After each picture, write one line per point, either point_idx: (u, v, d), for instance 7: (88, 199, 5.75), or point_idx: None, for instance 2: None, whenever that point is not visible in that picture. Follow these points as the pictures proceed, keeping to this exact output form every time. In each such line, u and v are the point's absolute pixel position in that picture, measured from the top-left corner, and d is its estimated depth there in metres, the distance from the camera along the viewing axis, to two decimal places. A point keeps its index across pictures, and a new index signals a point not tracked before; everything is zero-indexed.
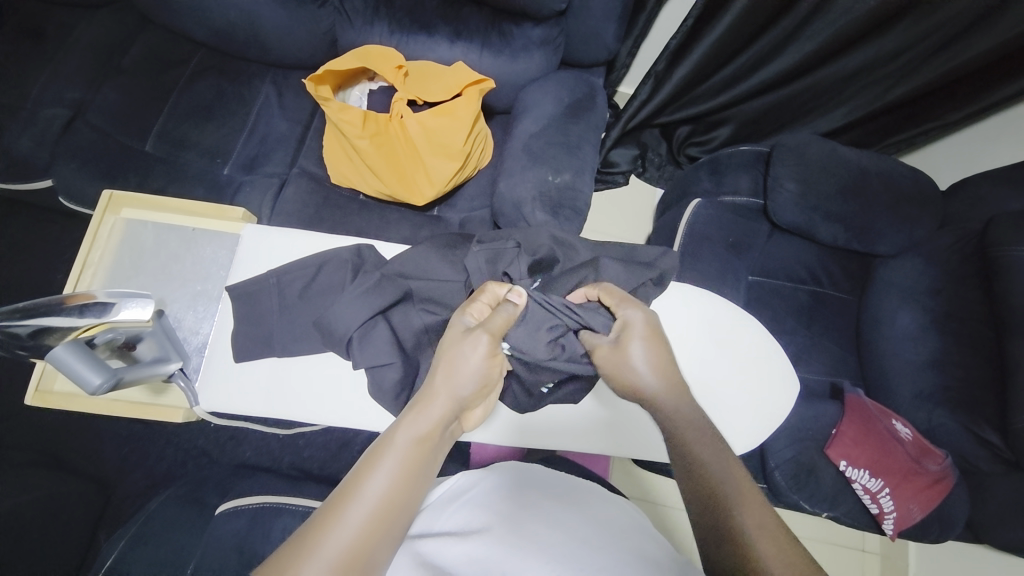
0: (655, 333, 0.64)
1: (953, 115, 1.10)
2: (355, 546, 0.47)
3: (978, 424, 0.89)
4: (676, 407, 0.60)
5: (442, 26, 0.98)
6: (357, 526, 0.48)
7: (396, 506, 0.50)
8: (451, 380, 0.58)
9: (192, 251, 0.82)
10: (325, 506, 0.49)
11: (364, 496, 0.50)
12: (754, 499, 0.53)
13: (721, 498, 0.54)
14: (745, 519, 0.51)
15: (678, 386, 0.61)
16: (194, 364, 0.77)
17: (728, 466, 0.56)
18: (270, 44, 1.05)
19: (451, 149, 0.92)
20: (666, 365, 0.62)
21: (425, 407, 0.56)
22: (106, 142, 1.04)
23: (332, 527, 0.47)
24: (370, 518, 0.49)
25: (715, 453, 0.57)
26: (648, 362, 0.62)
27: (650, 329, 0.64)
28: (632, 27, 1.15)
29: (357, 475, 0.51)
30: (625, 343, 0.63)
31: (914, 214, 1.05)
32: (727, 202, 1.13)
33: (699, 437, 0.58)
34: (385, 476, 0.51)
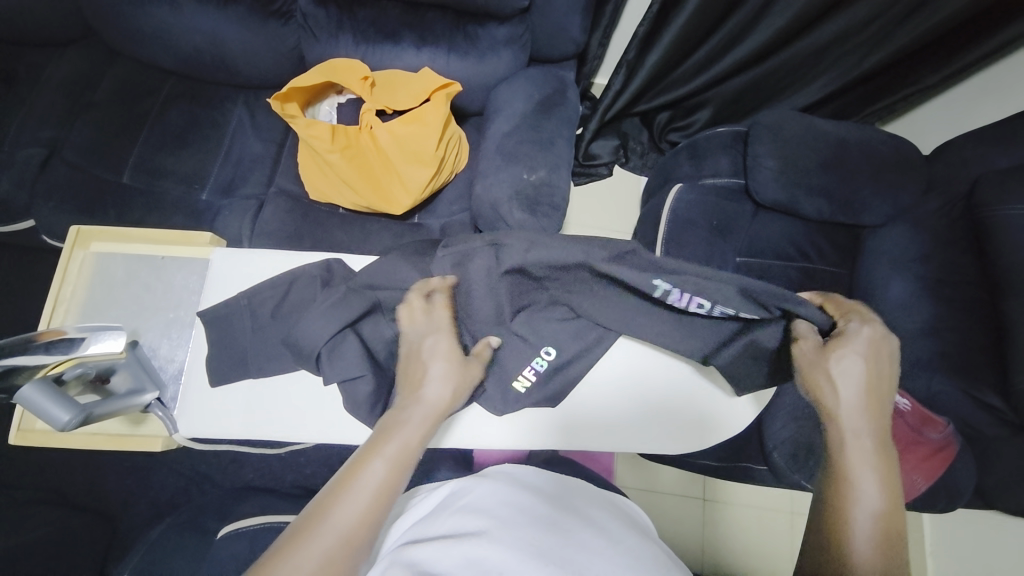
0: (873, 358, 0.63)
1: (930, 78, 1.10)
2: (360, 520, 0.52)
3: (979, 389, 0.89)
4: (868, 434, 0.60)
5: (407, 34, 0.98)
6: (358, 509, 0.53)
7: (391, 489, 0.55)
8: (435, 385, 0.64)
9: (164, 279, 0.82)
10: (329, 488, 0.55)
11: (360, 485, 0.54)
12: (889, 541, 0.55)
13: (858, 512, 0.56)
14: (862, 536, 0.55)
15: (876, 406, 0.62)
16: (171, 393, 0.77)
17: (879, 504, 0.56)
18: (238, 65, 1.06)
19: (423, 156, 0.91)
20: (883, 404, 0.62)
21: (413, 404, 0.62)
22: (83, 177, 1.04)
23: (337, 507, 0.53)
24: (367, 503, 0.54)
25: (881, 483, 0.58)
26: (864, 371, 0.63)
27: (869, 355, 0.63)
28: (599, 17, 1.14)
29: (363, 457, 0.57)
30: (853, 352, 0.63)
31: (897, 181, 1.04)
32: (708, 184, 1.12)
33: (865, 459, 0.59)
34: (382, 465, 0.56)
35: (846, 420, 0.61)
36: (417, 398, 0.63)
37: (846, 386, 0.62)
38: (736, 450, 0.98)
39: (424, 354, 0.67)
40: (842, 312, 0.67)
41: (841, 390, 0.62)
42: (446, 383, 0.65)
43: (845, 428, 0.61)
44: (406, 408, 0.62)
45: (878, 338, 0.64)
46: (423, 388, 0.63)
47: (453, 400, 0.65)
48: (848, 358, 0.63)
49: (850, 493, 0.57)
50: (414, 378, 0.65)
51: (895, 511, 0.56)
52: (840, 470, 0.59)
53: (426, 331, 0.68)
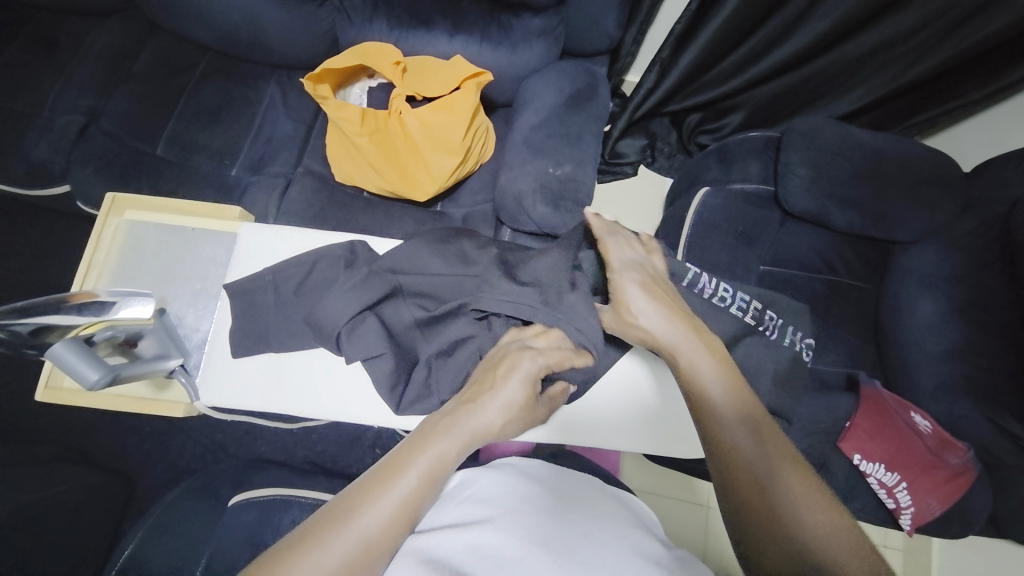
0: (653, 288, 0.65)
1: (975, 93, 1.06)
2: (384, 530, 0.48)
3: (1000, 416, 0.86)
4: (702, 366, 0.59)
5: (440, 21, 0.97)
6: (384, 518, 0.49)
7: (422, 501, 0.51)
8: (495, 406, 0.60)
9: (193, 250, 0.84)
10: (359, 484, 0.51)
11: (394, 492, 0.50)
12: (763, 433, 0.55)
13: (745, 460, 0.53)
14: (756, 459, 0.53)
15: (686, 332, 0.62)
16: (195, 361, 0.79)
17: (737, 409, 0.56)
18: (273, 44, 1.07)
19: (450, 144, 0.92)
20: (679, 315, 0.63)
21: (468, 416, 0.58)
22: (119, 147, 1.07)
23: (364, 512, 0.49)
24: (392, 514, 0.49)
25: (732, 407, 0.57)
26: (654, 307, 0.63)
27: (648, 287, 0.65)
28: (635, 14, 1.12)
29: (403, 458, 0.53)
30: (641, 283, 0.65)
31: (933, 198, 1.00)
32: (736, 189, 1.10)
33: (709, 372, 0.59)
34: (415, 477, 0.52)
35: (677, 352, 0.61)
36: (468, 414, 0.58)
37: (649, 324, 0.63)
38: None
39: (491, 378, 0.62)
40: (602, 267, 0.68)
41: (659, 328, 0.62)
42: (505, 413, 0.60)
43: (685, 366, 0.60)
44: (449, 421, 0.58)
45: (636, 270, 0.67)
46: (480, 405, 0.59)
47: (503, 431, 0.60)
48: (638, 299, 0.64)
49: (723, 446, 0.55)
50: (472, 394, 0.61)
51: (760, 422, 0.56)
52: (708, 430, 0.56)
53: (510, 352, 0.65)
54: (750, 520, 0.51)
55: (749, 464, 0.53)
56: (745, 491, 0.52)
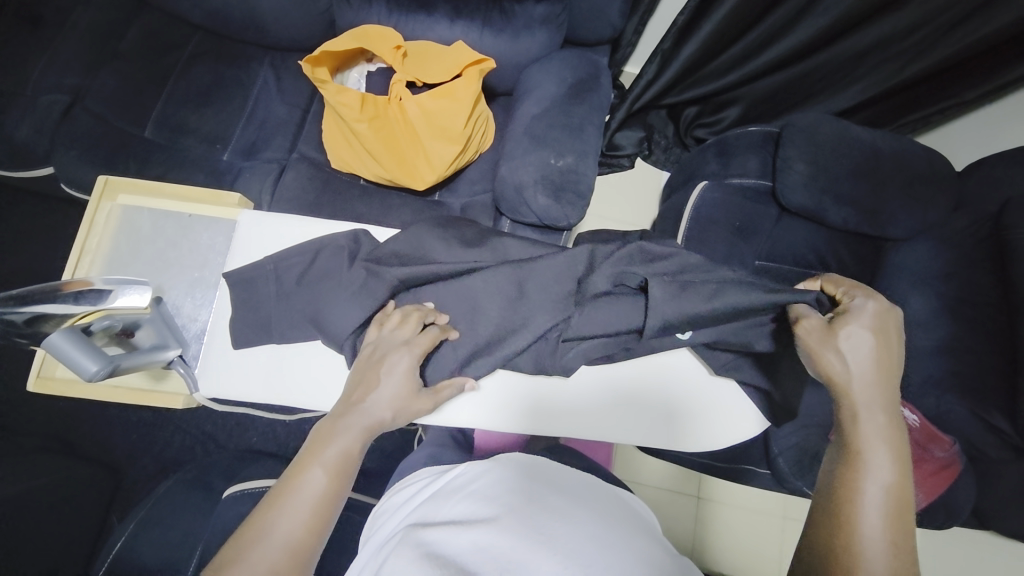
0: (886, 338, 0.63)
1: (970, 93, 1.06)
2: (301, 533, 0.51)
3: (987, 411, 0.88)
4: (875, 426, 0.59)
5: (442, 5, 0.95)
6: (301, 521, 0.52)
7: (330, 501, 0.54)
8: (371, 399, 0.61)
9: (190, 238, 0.82)
10: (268, 496, 0.54)
11: (300, 495, 0.53)
12: (900, 518, 0.54)
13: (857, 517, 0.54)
14: (872, 528, 0.53)
15: (882, 393, 0.61)
16: (193, 351, 0.78)
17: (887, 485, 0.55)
18: (267, 25, 1.04)
19: (451, 133, 0.90)
20: (891, 372, 0.61)
21: (347, 416, 0.60)
22: (105, 128, 1.03)
23: (278, 514, 0.52)
24: (308, 513, 0.53)
25: (887, 470, 0.56)
26: (874, 350, 0.62)
27: (880, 334, 0.63)
28: (638, 3, 1.11)
29: (299, 467, 0.55)
30: (875, 321, 0.63)
31: (926, 196, 1.02)
32: (734, 184, 1.10)
33: (880, 425, 0.59)
34: (319, 477, 0.55)
35: (861, 403, 0.60)
36: (357, 409, 0.61)
37: (855, 359, 0.62)
38: (738, 454, 0.99)
39: (370, 368, 0.64)
40: (841, 290, 0.68)
41: (854, 370, 0.61)
42: (389, 403, 0.62)
43: (861, 414, 0.60)
44: (346, 418, 0.60)
45: (884, 315, 0.64)
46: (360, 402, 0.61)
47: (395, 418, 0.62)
48: (859, 331, 0.63)
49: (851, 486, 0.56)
50: (358, 390, 0.62)
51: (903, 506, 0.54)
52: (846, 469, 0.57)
53: (375, 342, 0.67)
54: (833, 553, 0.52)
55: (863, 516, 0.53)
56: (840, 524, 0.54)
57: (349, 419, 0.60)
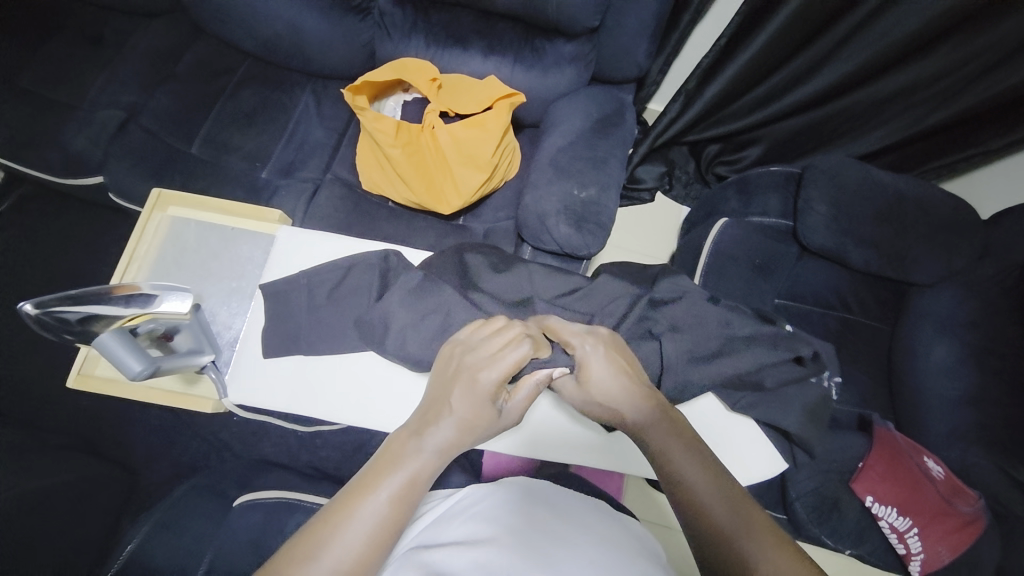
0: (613, 353, 0.67)
1: (995, 142, 1.07)
2: (361, 554, 0.50)
3: (1014, 466, 0.86)
4: (662, 434, 0.61)
5: (477, 41, 1.01)
6: (358, 546, 0.51)
7: (394, 523, 0.52)
8: (449, 421, 0.60)
9: (230, 249, 0.86)
10: (327, 510, 0.53)
11: (364, 514, 0.52)
12: (729, 491, 0.55)
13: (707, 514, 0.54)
14: (721, 515, 0.53)
15: (647, 396, 0.64)
16: (225, 357, 0.80)
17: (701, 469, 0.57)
18: (312, 54, 1.11)
19: (479, 161, 0.94)
20: (635, 380, 0.65)
21: (421, 437, 0.59)
22: (156, 143, 1.10)
23: (336, 531, 0.51)
24: (369, 535, 0.51)
25: (695, 463, 0.58)
26: (614, 375, 0.65)
27: (610, 354, 0.67)
28: (664, 45, 1.15)
29: (363, 484, 0.55)
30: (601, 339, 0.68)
31: (952, 242, 1.01)
32: (755, 222, 1.11)
33: (661, 430, 0.61)
34: (382, 497, 0.54)
35: (646, 430, 0.62)
36: (431, 431, 0.59)
37: (609, 390, 0.65)
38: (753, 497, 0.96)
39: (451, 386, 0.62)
40: (566, 338, 0.67)
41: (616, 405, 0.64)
42: (461, 424, 0.60)
43: (642, 427, 0.63)
44: (420, 439, 0.59)
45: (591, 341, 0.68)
46: (435, 422, 0.60)
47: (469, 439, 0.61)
48: (599, 367, 0.65)
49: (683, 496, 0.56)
50: (431, 412, 0.61)
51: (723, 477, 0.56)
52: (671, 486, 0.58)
53: (455, 355, 0.64)
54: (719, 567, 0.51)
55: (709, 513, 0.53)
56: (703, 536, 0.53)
57: (418, 440, 0.58)
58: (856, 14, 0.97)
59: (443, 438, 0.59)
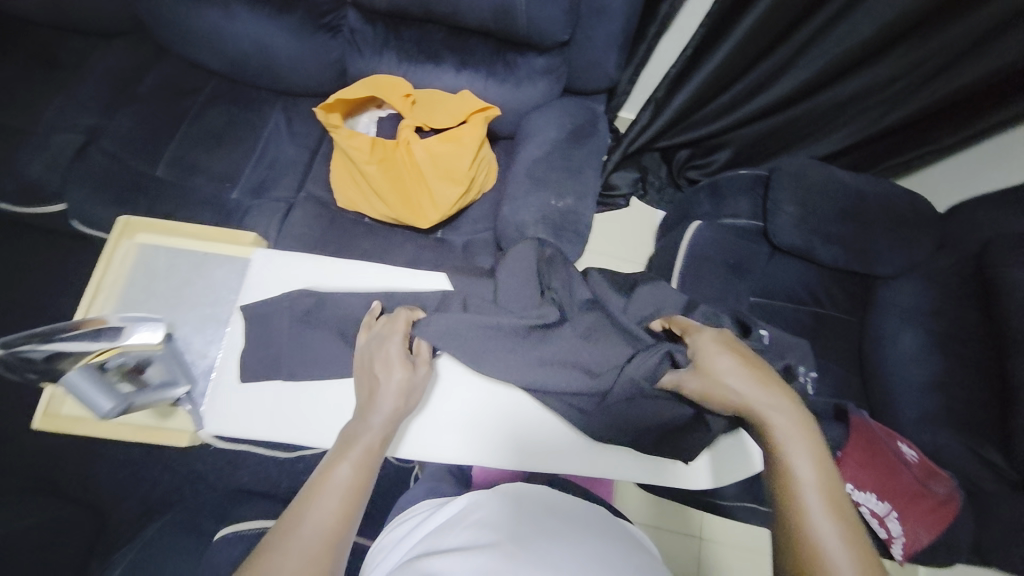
0: (728, 346, 0.67)
1: (947, 139, 1.13)
2: (332, 524, 0.55)
3: (980, 444, 0.88)
4: (786, 432, 0.60)
5: (449, 56, 1.02)
6: (329, 514, 0.56)
7: (356, 491, 0.59)
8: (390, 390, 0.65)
9: (203, 274, 0.83)
10: (300, 498, 0.57)
11: (332, 487, 0.58)
12: (836, 505, 0.55)
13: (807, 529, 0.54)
14: (827, 534, 0.53)
15: (774, 394, 0.62)
16: (200, 388, 0.77)
17: (821, 490, 0.56)
18: (282, 72, 1.10)
19: (456, 174, 0.94)
20: (764, 375, 0.64)
21: (368, 413, 0.64)
22: (119, 166, 1.07)
23: (308, 510, 0.56)
24: (337, 506, 0.57)
25: (810, 466, 0.57)
26: (736, 366, 0.64)
27: (722, 345, 0.67)
28: (632, 55, 1.18)
29: (328, 467, 0.60)
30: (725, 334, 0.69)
31: (913, 236, 1.06)
32: (727, 224, 1.14)
33: (785, 428, 0.60)
34: (348, 469, 0.59)
35: (769, 421, 0.61)
36: (373, 407, 0.65)
37: (731, 381, 0.63)
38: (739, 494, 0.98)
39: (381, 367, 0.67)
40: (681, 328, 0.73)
41: (744, 395, 0.62)
42: (395, 393, 0.65)
43: (768, 422, 0.61)
44: (370, 418, 0.64)
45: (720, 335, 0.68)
46: (378, 396, 0.65)
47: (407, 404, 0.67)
48: (716, 360, 0.66)
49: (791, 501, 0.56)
50: (366, 394, 0.66)
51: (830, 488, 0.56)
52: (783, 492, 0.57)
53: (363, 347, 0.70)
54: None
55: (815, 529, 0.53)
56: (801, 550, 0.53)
57: (366, 415, 0.64)
58: (814, 22, 1.02)
59: (386, 407, 0.65)
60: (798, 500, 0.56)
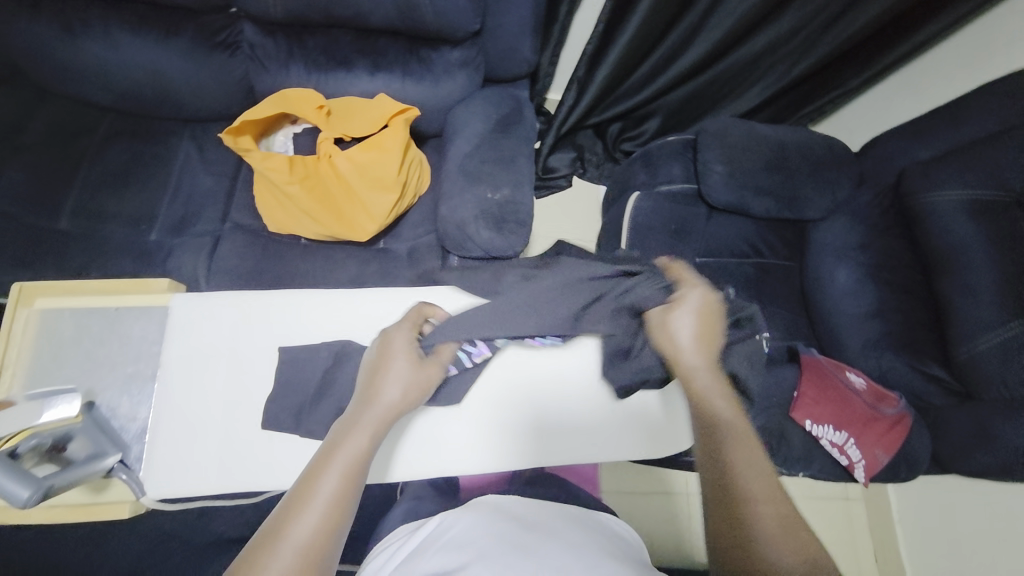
0: (700, 309, 0.67)
1: (853, 80, 1.21)
2: (317, 533, 0.49)
3: (924, 362, 0.97)
4: (713, 392, 0.61)
5: (360, 60, 0.98)
6: (316, 522, 0.50)
7: (346, 498, 0.52)
8: (393, 387, 0.62)
9: (117, 331, 0.78)
10: (281, 506, 0.51)
11: (318, 496, 0.51)
12: (760, 459, 0.56)
13: (739, 481, 0.54)
14: (751, 482, 0.54)
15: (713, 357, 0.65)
16: (136, 453, 0.73)
17: (749, 453, 0.57)
18: (183, 99, 1.02)
19: (386, 181, 0.91)
20: (713, 339, 0.66)
21: (364, 411, 0.59)
22: (14, 225, 0.97)
23: (295, 522, 0.49)
24: (323, 515, 0.51)
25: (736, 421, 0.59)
26: (695, 326, 0.66)
27: (694, 306, 0.68)
28: (548, 36, 1.18)
29: (314, 470, 0.53)
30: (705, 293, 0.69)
31: (834, 177, 1.12)
32: (664, 191, 1.17)
33: (710, 388, 0.62)
34: (334, 478, 0.53)
35: (701, 377, 0.63)
36: (371, 403, 0.60)
37: (683, 336, 0.66)
38: None
39: (382, 359, 0.64)
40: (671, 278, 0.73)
41: (686, 347, 0.65)
42: (400, 384, 0.63)
43: (699, 381, 0.62)
44: (364, 415, 0.59)
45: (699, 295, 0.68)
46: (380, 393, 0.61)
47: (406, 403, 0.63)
48: (682, 316, 0.67)
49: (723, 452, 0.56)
50: (370, 387, 0.62)
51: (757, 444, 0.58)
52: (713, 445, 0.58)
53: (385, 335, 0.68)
54: (739, 534, 0.51)
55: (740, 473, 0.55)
56: (732, 499, 0.53)
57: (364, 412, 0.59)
58: None
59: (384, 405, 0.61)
60: (729, 450, 0.56)
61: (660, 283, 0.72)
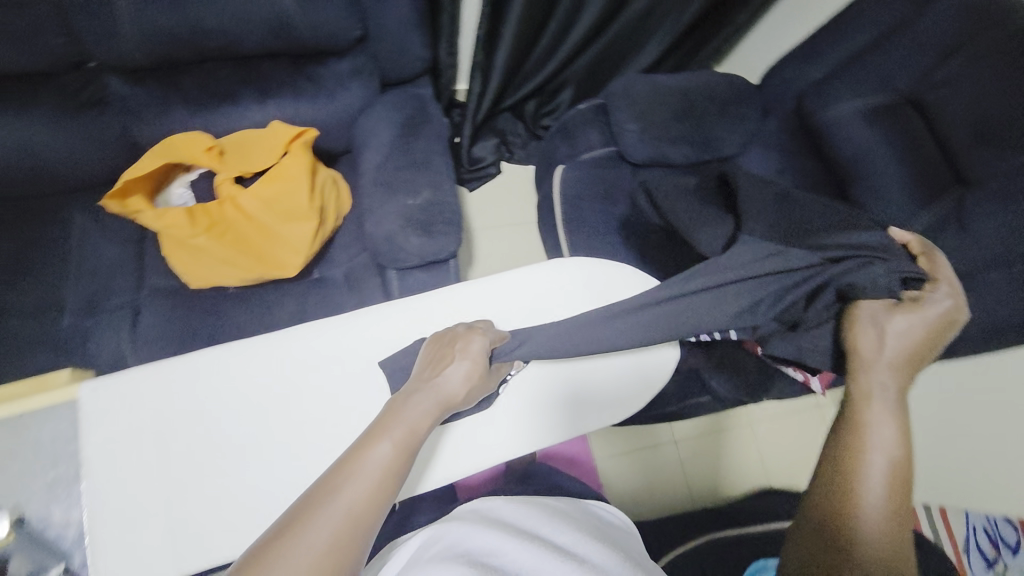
0: (925, 325, 0.60)
1: (740, 17, 1.27)
2: (366, 499, 0.49)
3: None
4: (885, 402, 0.58)
5: (245, 91, 0.93)
6: (364, 493, 0.50)
7: (396, 472, 0.52)
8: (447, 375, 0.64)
9: (25, 441, 0.71)
10: (326, 474, 0.51)
11: (367, 466, 0.51)
12: (902, 483, 0.55)
13: (859, 479, 0.56)
14: (877, 482, 0.55)
15: (897, 371, 0.59)
16: (82, 556, 0.70)
17: (888, 466, 0.56)
18: (62, 169, 0.95)
19: (299, 211, 0.89)
20: (916, 356, 0.60)
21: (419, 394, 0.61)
22: None
23: (346, 487, 0.49)
24: (372, 483, 0.50)
25: (892, 432, 0.57)
26: (908, 331, 0.60)
27: (917, 320, 0.60)
28: (439, 28, 1.15)
29: (365, 443, 0.54)
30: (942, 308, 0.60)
31: (742, 112, 1.16)
32: (586, 159, 1.18)
33: (885, 397, 0.59)
34: (386, 448, 0.53)
35: (872, 377, 0.60)
36: (430, 386, 0.62)
37: (889, 341, 0.60)
38: (683, 393, 1.05)
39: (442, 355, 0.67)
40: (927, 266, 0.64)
41: (882, 353, 0.60)
42: (465, 380, 0.64)
43: (872, 383, 0.59)
44: (414, 395, 0.61)
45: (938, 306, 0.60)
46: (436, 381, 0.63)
47: (466, 399, 0.65)
48: (893, 319, 0.61)
49: (859, 447, 0.57)
50: (428, 370, 0.65)
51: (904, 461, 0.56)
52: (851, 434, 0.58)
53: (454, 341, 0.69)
54: (837, 516, 0.55)
55: (869, 470, 0.56)
56: (847, 484, 0.56)
57: (421, 397, 0.60)
58: None
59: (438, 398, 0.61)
60: (864, 450, 0.57)
61: (900, 269, 0.62)
